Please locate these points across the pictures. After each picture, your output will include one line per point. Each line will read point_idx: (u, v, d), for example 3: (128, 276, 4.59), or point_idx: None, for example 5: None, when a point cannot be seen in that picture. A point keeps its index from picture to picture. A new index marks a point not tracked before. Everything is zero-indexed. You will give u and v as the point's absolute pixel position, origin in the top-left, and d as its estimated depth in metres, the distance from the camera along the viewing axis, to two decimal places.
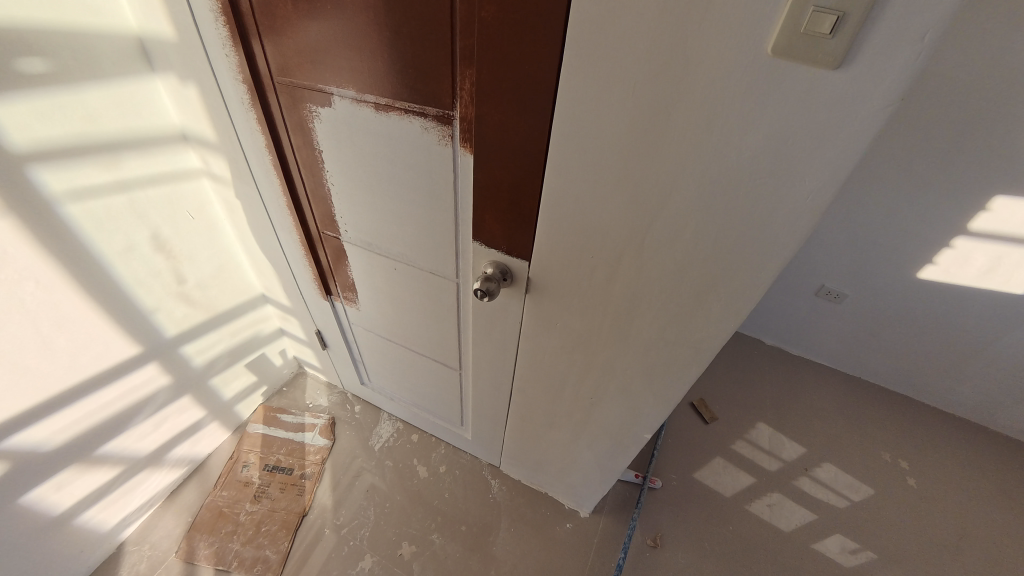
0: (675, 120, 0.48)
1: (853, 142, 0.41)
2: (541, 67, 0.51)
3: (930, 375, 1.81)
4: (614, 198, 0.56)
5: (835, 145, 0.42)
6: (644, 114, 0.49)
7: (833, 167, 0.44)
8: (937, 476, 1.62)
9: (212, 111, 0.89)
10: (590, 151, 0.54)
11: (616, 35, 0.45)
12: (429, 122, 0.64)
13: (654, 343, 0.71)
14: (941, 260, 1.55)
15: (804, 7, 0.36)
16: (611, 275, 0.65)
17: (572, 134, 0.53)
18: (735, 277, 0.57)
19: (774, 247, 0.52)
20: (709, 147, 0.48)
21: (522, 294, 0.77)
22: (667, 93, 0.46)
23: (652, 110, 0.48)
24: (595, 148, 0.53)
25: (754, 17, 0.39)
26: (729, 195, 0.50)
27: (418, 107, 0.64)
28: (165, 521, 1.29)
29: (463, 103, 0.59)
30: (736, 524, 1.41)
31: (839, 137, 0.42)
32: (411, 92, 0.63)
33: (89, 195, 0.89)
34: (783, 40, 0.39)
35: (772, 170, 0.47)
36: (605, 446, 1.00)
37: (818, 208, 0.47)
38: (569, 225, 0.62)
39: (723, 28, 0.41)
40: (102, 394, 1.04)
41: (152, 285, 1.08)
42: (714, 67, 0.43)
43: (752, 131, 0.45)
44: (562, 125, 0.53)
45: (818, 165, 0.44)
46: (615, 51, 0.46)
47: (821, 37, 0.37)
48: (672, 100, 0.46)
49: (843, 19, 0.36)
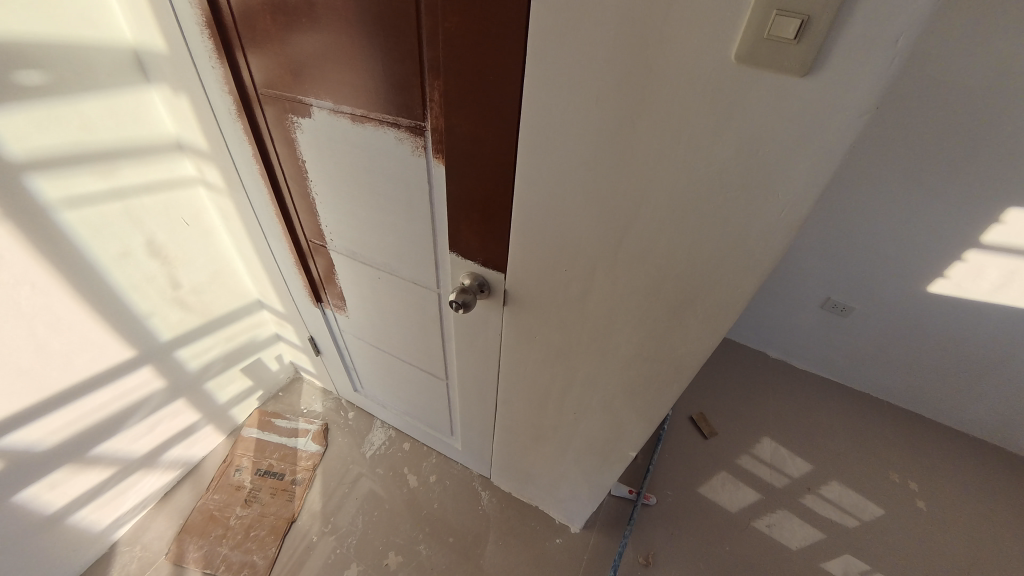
0: (642, 132, 0.46)
1: (829, 152, 0.39)
2: (507, 74, 0.50)
3: (943, 394, 1.73)
4: (587, 209, 0.55)
5: (810, 158, 0.40)
6: (611, 126, 0.47)
7: (806, 181, 0.42)
8: (951, 498, 1.54)
9: (203, 120, 0.90)
10: (560, 162, 0.53)
11: (579, 44, 0.44)
12: (403, 133, 0.64)
13: (634, 359, 0.69)
14: (953, 274, 1.49)
15: (767, 10, 0.35)
16: (586, 289, 0.64)
17: (541, 146, 0.52)
18: (712, 294, 0.55)
19: (754, 262, 0.50)
20: (680, 155, 0.46)
21: (501, 306, 0.76)
22: (635, 99, 0.45)
23: (619, 122, 0.47)
24: (564, 160, 0.52)
25: (717, 23, 0.38)
26: (701, 210, 0.49)
27: (391, 118, 0.64)
28: (157, 523, 1.30)
29: (434, 114, 0.59)
30: (733, 542, 1.36)
31: (811, 148, 0.40)
32: (385, 102, 0.62)
33: (86, 202, 0.92)
34: (747, 46, 0.37)
35: (746, 183, 0.45)
36: (592, 462, 0.97)
37: (793, 224, 0.45)
38: (542, 236, 0.61)
39: (687, 36, 0.39)
40: (98, 395, 1.07)
41: (147, 289, 1.10)
42: (678, 77, 0.41)
43: (720, 144, 0.44)
44: (530, 136, 0.52)
45: (794, 177, 0.42)
46: (581, 54, 0.44)
47: (786, 43, 0.36)
48: (641, 107, 0.45)
49: (808, 22, 0.34)
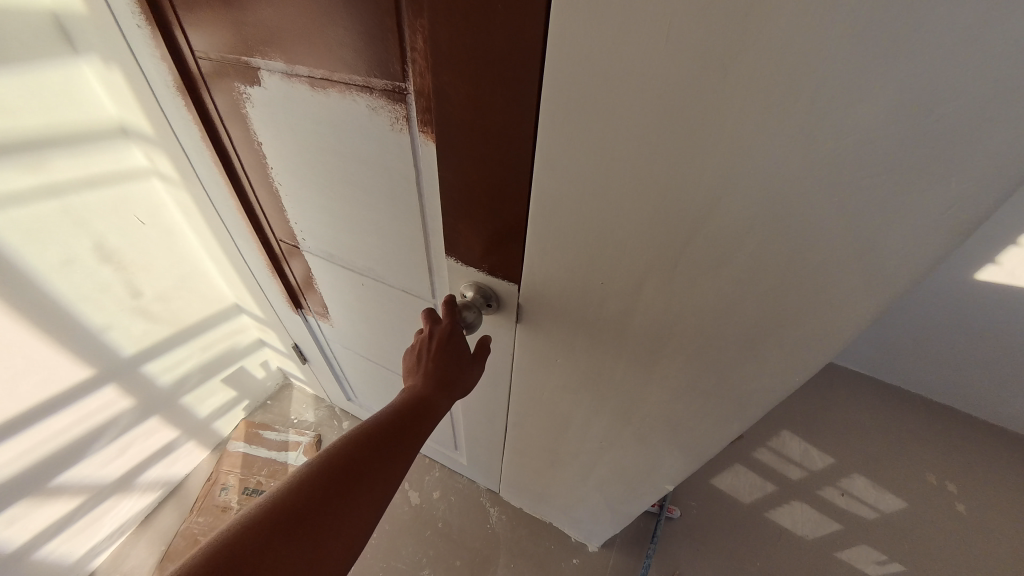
0: (726, 101, 0.31)
1: None
2: (514, 12, 0.33)
3: (981, 389, 1.66)
4: (634, 210, 0.40)
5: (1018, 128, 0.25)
6: (680, 93, 0.32)
7: (999, 165, 0.27)
8: (986, 498, 1.48)
9: (143, 99, 0.75)
10: (599, 147, 0.37)
11: None
12: (377, 99, 0.49)
13: (684, 388, 0.56)
14: (1005, 261, 1.42)
15: None
16: (626, 309, 0.50)
17: (571, 126, 0.37)
18: (806, 319, 0.41)
19: (878, 278, 0.35)
20: (782, 134, 0.31)
21: (513, 322, 0.62)
22: (725, 51, 0.29)
23: (694, 88, 0.31)
24: (605, 143, 0.37)
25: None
26: (802, 213, 0.34)
27: (361, 80, 0.48)
28: (138, 550, 1.21)
29: (418, 71, 0.43)
30: (755, 534, 1.33)
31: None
32: (351, 60, 0.47)
33: (13, 202, 0.77)
34: None
35: (889, 171, 0.30)
36: (617, 489, 0.87)
37: (954, 232, 0.30)
38: (569, 244, 0.47)
39: None
40: (56, 421, 0.94)
41: (102, 301, 0.97)
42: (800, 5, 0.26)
43: (852, 116, 0.28)
44: (555, 111, 0.37)
45: (976, 161, 0.27)
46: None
47: None
48: (731, 64, 0.29)
49: None
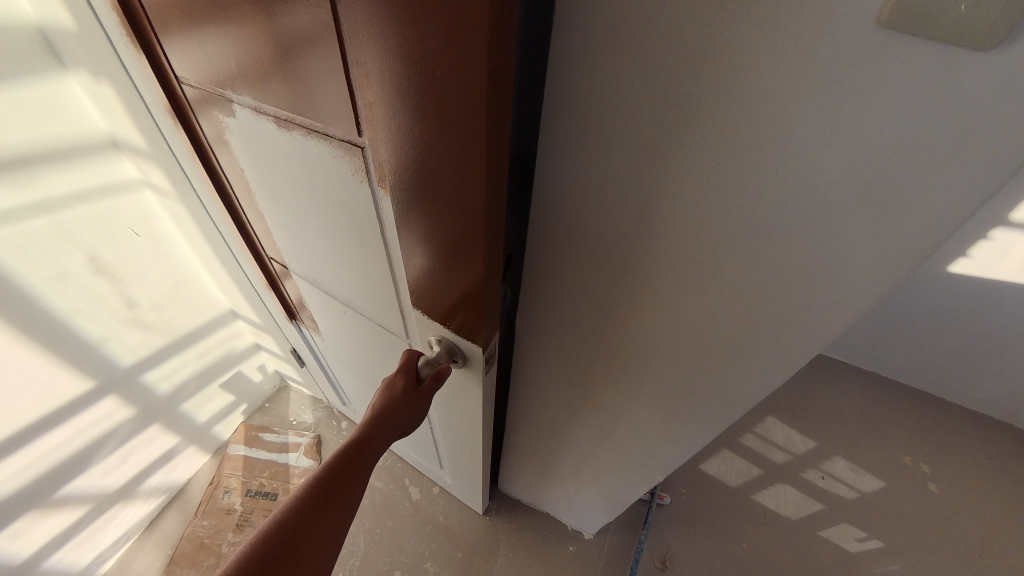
0: (721, 136, 0.36)
1: (984, 168, 0.29)
2: (463, 113, 0.31)
3: (955, 373, 1.75)
4: (637, 224, 0.46)
5: (965, 171, 0.30)
6: (679, 129, 0.37)
7: (945, 203, 0.32)
8: (957, 475, 1.58)
9: (135, 113, 0.76)
10: (607, 167, 0.43)
11: (643, 25, 0.33)
12: (336, 148, 0.47)
13: (677, 387, 0.61)
14: (977, 253, 1.48)
15: None
16: (624, 309, 0.56)
17: (581, 151, 0.43)
18: (787, 326, 0.46)
19: (853, 292, 0.40)
20: (760, 166, 0.36)
21: (479, 374, 0.64)
22: (721, 92, 0.34)
23: (692, 124, 0.36)
24: (613, 164, 0.42)
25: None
26: (780, 230, 0.39)
27: (320, 129, 0.47)
28: (143, 555, 1.22)
29: (369, 135, 0.41)
30: (743, 516, 1.40)
31: (977, 156, 0.29)
32: (309, 110, 0.45)
33: (5, 220, 0.77)
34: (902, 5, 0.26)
35: (857, 200, 0.35)
36: (614, 478, 0.92)
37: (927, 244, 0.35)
38: (575, 244, 0.51)
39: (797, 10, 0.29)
40: (55, 434, 0.95)
41: (97, 313, 0.97)
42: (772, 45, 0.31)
43: (816, 149, 0.34)
44: (568, 136, 0.43)
45: (928, 198, 0.32)
46: (648, 32, 0.34)
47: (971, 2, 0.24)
48: (725, 106, 0.34)
49: None
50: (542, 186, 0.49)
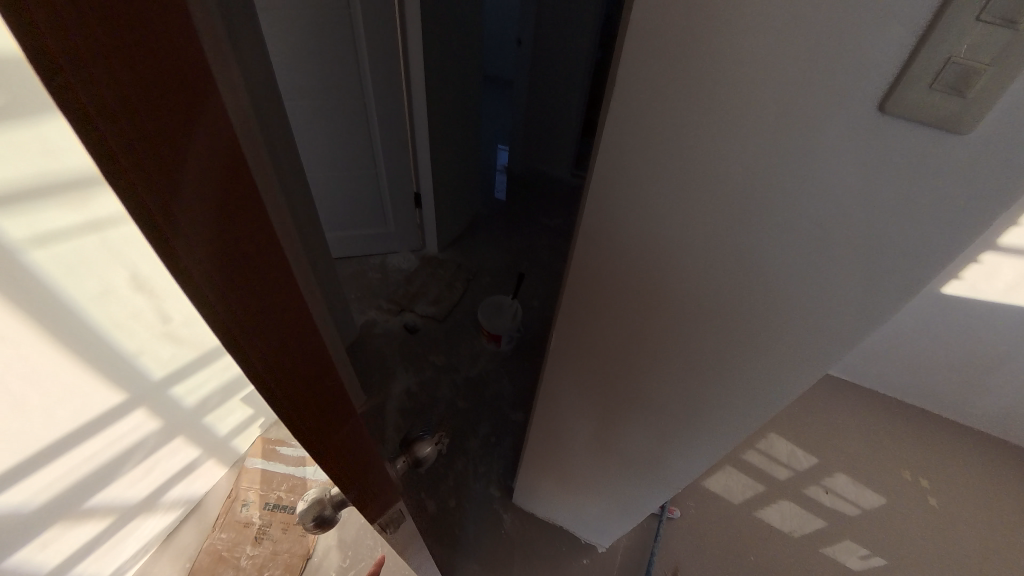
0: (763, 185, 0.43)
1: (973, 215, 0.38)
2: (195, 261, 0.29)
3: (950, 390, 1.81)
4: (679, 257, 0.52)
5: (958, 217, 0.39)
6: (726, 180, 0.44)
7: (944, 241, 0.41)
8: (953, 490, 1.63)
9: None
10: (659, 209, 0.50)
11: (698, 96, 0.41)
12: None
13: (702, 401, 0.68)
14: (967, 276, 1.54)
15: (939, 58, 0.33)
16: (658, 333, 0.62)
17: (635, 196, 0.50)
18: (806, 342, 0.54)
19: (866, 311, 0.48)
20: (791, 209, 0.44)
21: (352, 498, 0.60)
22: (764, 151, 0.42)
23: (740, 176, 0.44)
24: (664, 207, 0.49)
25: (850, 66, 0.35)
26: (805, 261, 0.47)
27: None
28: (163, 564, 1.26)
29: None
30: (747, 532, 1.43)
31: (969, 205, 0.38)
32: None
33: (58, 239, 0.79)
34: (903, 96, 0.35)
35: (872, 237, 0.43)
36: (633, 488, 0.96)
37: (930, 274, 0.43)
38: (620, 271, 0.57)
39: (823, 92, 0.37)
40: (88, 445, 0.97)
41: (134, 328, 1.00)
42: (813, 111, 0.38)
43: (832, 194, 0.42)
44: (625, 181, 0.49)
45: (931, 235, 0.41)
46: (704, 105, 0.41)
47: (952, 98, 0.33)
48: (769, 162, 0.42)
49: (981, 75, 0.32)
50: (587, 219, 0.55)
